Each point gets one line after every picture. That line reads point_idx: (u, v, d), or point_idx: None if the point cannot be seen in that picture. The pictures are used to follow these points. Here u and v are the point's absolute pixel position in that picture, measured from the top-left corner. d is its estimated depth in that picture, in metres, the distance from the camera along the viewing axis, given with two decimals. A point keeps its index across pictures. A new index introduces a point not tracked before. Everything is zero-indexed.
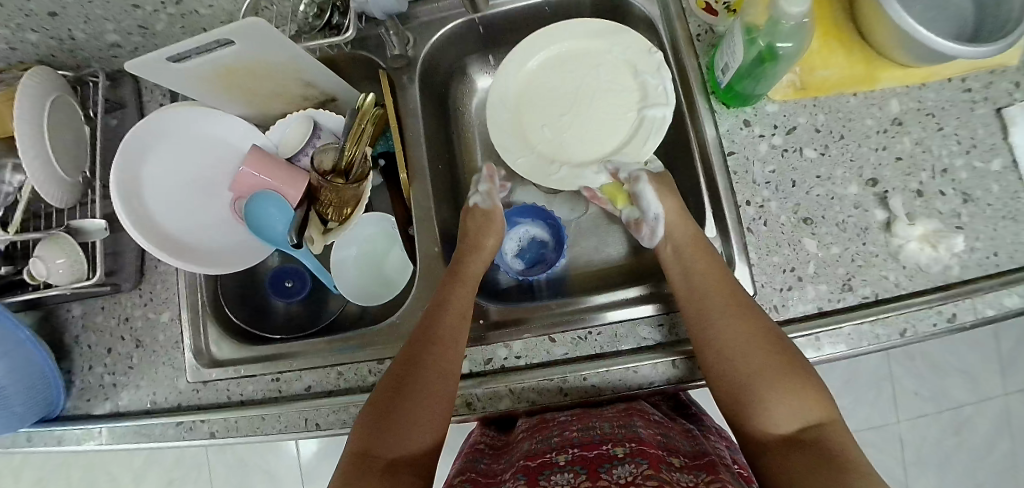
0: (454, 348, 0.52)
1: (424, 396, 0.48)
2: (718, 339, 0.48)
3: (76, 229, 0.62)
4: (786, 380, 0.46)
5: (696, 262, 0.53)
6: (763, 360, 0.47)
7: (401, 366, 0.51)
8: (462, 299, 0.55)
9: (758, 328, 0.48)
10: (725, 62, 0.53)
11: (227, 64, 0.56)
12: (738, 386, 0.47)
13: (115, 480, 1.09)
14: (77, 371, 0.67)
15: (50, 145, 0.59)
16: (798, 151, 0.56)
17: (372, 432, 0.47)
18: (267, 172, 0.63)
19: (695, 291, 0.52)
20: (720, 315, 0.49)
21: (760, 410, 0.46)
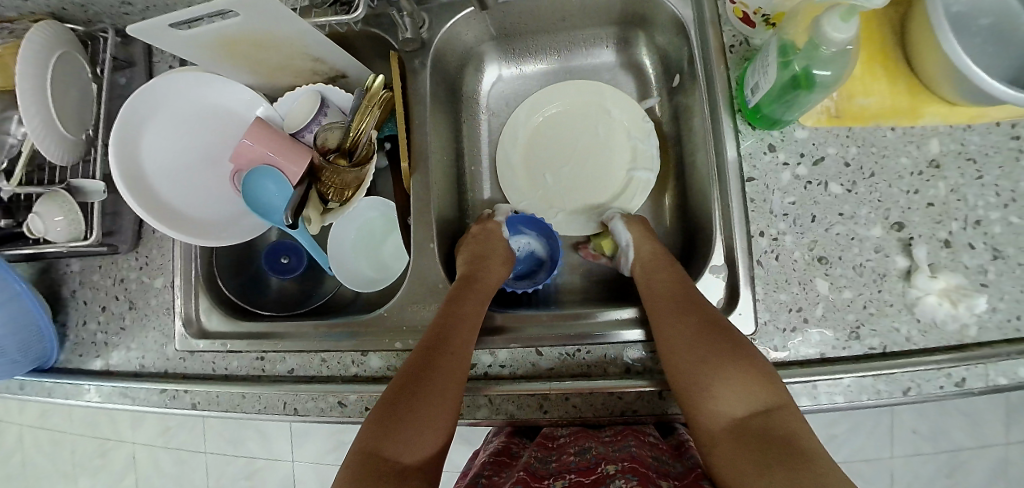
0: (465, 354, 0.51)
1: (434, 400, 0.47)
2: (667, 333, 0.49)
3: (75, 188, 0.62)
4: (733, 369, 0.45)
5: (661, 270, 0.54)
6: (710, 350, 0.46)
7: (411, 367, 0.49)
8: (474, 304, 0.54)
9: (705, 322, 0.48)
10: (755, 81, 0.48)
11: (232, 33, 0.53)
12: (685, 378, 0.46)
13: (113, 422, 1.13)
14: (71, 326, 0.67)
15: (52, 104, 0.58)
16: (822, 185, 0.52)
17: (379, 432, 0.45)
18: (265, 145, 0.61)
19: (654, 293, 0.53)
20: (671, 315, 0.49)
21: (707, 402, 0.45)
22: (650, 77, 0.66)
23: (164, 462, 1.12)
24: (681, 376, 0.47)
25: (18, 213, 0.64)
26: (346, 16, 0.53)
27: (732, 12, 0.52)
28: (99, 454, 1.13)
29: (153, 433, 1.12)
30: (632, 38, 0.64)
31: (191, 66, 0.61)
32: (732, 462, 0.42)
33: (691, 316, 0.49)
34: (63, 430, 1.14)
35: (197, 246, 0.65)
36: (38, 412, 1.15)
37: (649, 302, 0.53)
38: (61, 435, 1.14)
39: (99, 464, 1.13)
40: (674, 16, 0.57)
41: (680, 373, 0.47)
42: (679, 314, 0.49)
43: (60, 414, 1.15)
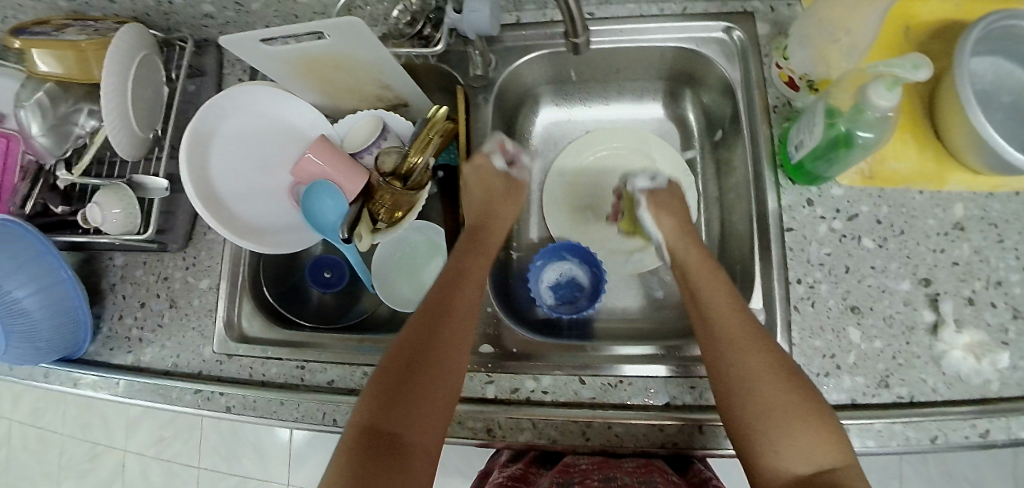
0: (464, 319, 0.52)
1: (436, 373, 0.48)
2: (734, 369, 0.46)
3: (136, 184, 0.64)
4: (802, 420, 0.43)
5: (716, 287, 0.52)
6: (778, 397, 0.44)
7: (414, 338, 0.50)
8: (478, 269, 0.56)
9: (776, 365, 0.46)
10: (799, 139, 0.52)
11: (314, 53, 0.57)
12: (748, 424, 0.44)
13: (107, 427, 1.10)
14: (106, 319, 0.68)
15: (129, 102, 0.60)
16: (856, 239, 0.56)
17: (378, 407, 0.45)
18: (327, 161, 0.63)
19: (715, 319, 0.49)
20: (736, 353, 0.47)
21: (771, 448, 0.43)
22: (692, 128, 0.70)
23: (154, 473, 1.08)
24: (745, 417, 0.44)
25: (76, 201, 0.67)
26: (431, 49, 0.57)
27: (779, 77, 0.57)
28: (87, 458, 1.10)
29: (146, 442, 1.08)
30: (679, 92, 0.69)
31: (262, 81, 0.64)
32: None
33: (758, 354, 0.46)
34: (54, 430, 1.11)
35: (247, 251, 0.66)
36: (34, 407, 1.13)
37: (707, 330, 0.50)
38: (53, 434, 1.11)
39: (87, 467, 1.10)
40: (723, 76, 0.62)
41: (743, 414, 0.44)
42: (749, 350, 0.47)
43: (55, 411, 1.12)
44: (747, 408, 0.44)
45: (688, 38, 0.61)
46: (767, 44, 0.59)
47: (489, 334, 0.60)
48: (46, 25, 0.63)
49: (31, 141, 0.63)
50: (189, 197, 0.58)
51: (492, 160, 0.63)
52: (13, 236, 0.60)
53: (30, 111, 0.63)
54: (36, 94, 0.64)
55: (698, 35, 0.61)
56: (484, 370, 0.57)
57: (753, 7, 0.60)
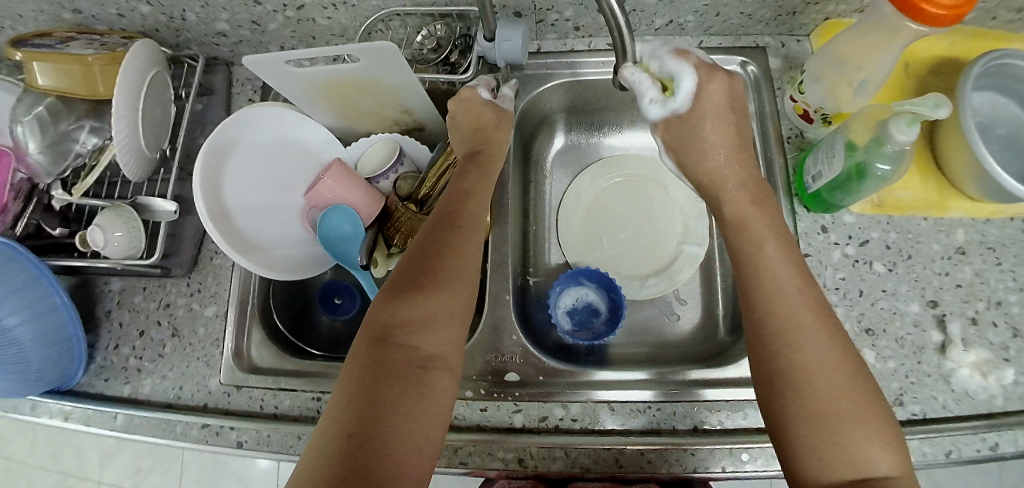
0: (471, 231, 0.51)
1: (447, 282, 0.47)
2: (781, 334, 0.41)
3: (141, 205, 0.61)
4: (847, 394, 0.39)
5: (768, 239, 0.46)
6: (827, 367, 0.40)
7: (425, 250, 0.49)
8: (481, 186, 0.55)
9: (831, 335, 0.41)
10: (819, 170, 0.55)
11: (342, 76, 0.56)
12: (805, 416, 0.39)
13: (78, 458, 1.02)
14: (101, 348, 0.64)
15: (137, 122, 0.57)
16: (868, 264, 0.58)
17: (392, 315, 0.45)
18: (343, 185, 0.62)
19: (766, 280, 0.44)
20: (809, 338, 0.41)
21: (807, 418, 0.39)
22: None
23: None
24: (785, 382, 0.40)
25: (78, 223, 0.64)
26: (457, 76, 0.59)
27: (793, 109, 0.60)
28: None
29: (122, 475, 1.01)
30: None
31: (276, 103, 0.62)
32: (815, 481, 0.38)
33: (809, 319, 0.42)
34: (20, 462, 1.03)
35: (258, 276, 0.64)
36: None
37: (755, 290, 0.44)
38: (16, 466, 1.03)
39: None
40: None
41: (786, 378, 0.40)
42: (803, 310, 0.42)
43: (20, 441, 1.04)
44: (793, 376, 0.40)
45: None
46: (779, 77, 0.63)
47: (516, 362, 0.57)
48: (48, 37, 0.60)
49: (26, 159, 0.60)
50: (205, 224, 0.56)
51: (478, 93, 0.59)
52: (7, 260, 0.57)
53: (27, 128, 0.60)
54: (35, 110, 0.61)
55: None
56: (511, 399, 0.55)
57: (765, 42, 0.64)
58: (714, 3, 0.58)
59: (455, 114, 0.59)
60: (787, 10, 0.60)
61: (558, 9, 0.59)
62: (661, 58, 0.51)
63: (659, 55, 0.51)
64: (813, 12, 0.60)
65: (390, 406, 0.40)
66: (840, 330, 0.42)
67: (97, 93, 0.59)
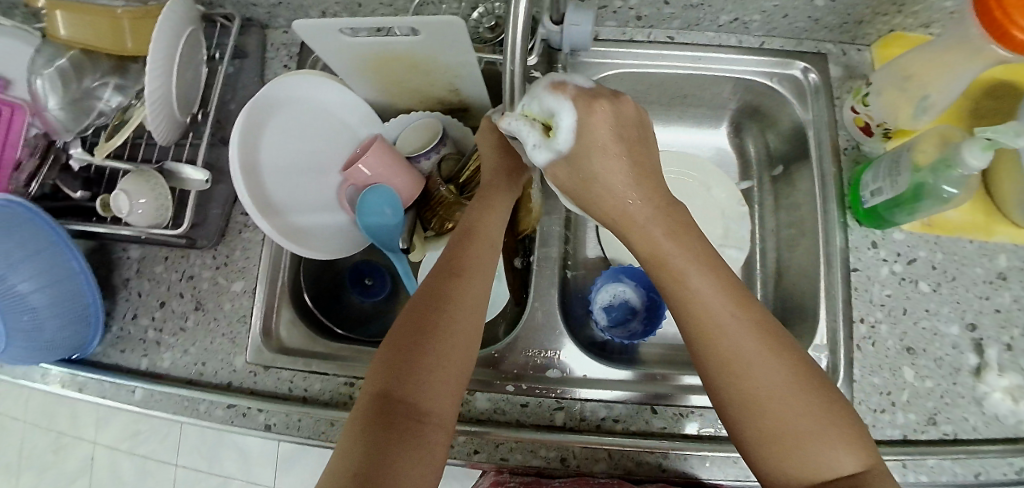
0: (487, 273, 0.44)
1: (450, 338, 0.40)
2: (721, 357, 0.36)
3: (171, 171, 0.57)
4: (816, 426, 0.34)
5: (691, 266, 0.38)
6: (790, 401, 0.35)
7: (423, 298, 0.42)
8: (492, 226, 0.47)
9: (773, 349, 0.36)
10: (879, 186, 0.54)
11: (396, 50, 0.53)
12: (766, 446, 0.35)
13: (76, 418, 1.01)
14: (118, 318, 0.62)
15: (171, 82, 0.52)
16: (913, 282, 0.58)
17: (391, 373, 0.39)
18: (381, 164, 0.58)
19: (695, 310, 0.37)
20: (754, 356, 0.36)
21: (785, 462, 0.35)
22: (751, 161, 0.71)
23: (126, 472, 1.00)
24: (737, 413, 0.36)
25: (100, 186, 0.61)
26: None
27: (854, 121, 0.59)
28: (50, 451, 1.02)
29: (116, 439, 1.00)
30: (744, 126, 0.70)
31: (310, 70, 0.57)
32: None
33: (752, 346, 0.36)
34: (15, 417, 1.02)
35: (290, 253, 0.61)
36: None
37: (686, 324, 0.38)
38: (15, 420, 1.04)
39: (51, 459, 1.02)
40: (795, 115, 0.63)
41: (736, 408, 0.36)
42: (749, 335, 0.36)
43: (18, 395, 1.04)
44: (740, 400, 0.36)
45: (762, 72, 0.62)
46: (840, 86, 0.61)
47: (559, 358, 0.57)
48: None
49: (45, 114, 0.56)
50: (242, 200, 0.52)
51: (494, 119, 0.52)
52: (22, 222, 0.54)
53: (47, 82, 0.56)
54: (56, 63, 0.56)
55: (776, 72, 0.62)
56: (552, 396, 0.54)
57: (826, 48, 0.62)
58: (785, 5, 0.56)
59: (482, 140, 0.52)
60: (853, 18, 0.58)
61: None
62: (538, 96, 0.41)
63: (536, 94, 0.41)
64: (879, 22, 0.59)
65: (392, 467, 0.35)
66: (786, 341, 0.37)
67: (122, 49, 0.54)
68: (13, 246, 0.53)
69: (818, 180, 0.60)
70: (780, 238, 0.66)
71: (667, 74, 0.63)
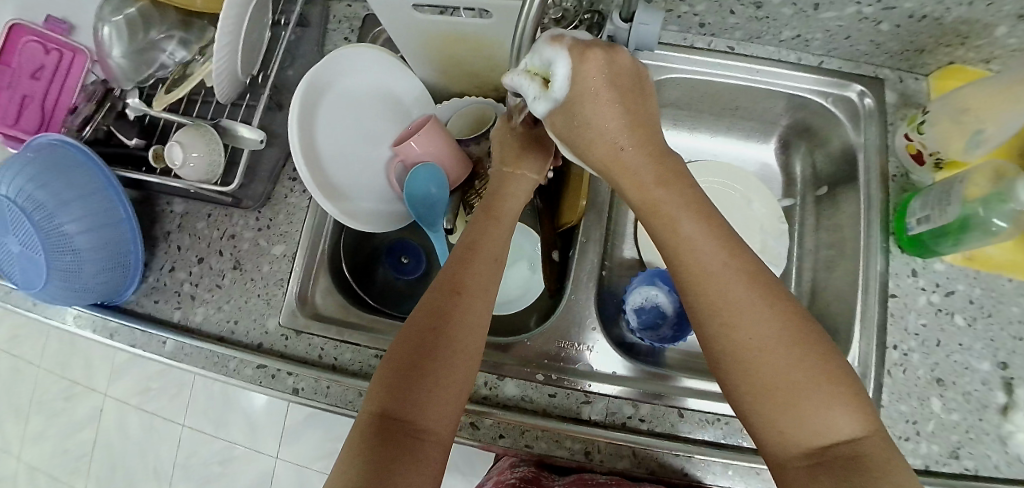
0: (487, 294, 0.43)
1: (450, 360, 0.40)
2: (710, 305, 0.36)
3: (225, 128, 0.57)
4: (817, 387, 0.34)
5: (683, 213, 0.38)
6: (789, 362, 0.34)
7: (424, 317, 0.41)
8: (495, 243, 0.46)
9: (764, 297, 0.36)
10: (926, 214, 0.55)
11: (465, 30, 0.53)
12: (755, 405, 0.35)
13: (91, 368, 1.07)
14: (155, 269, 0.62)
15: (239, 40, 0.53)
16: (949, 314, 0.58)
17: (391, 391, 0.39)
18: (434, 144, 0.58)
19: (685, 256, 0.37)
20: (745, 305, 0.35)
21: (783, 427, 0.34)
22: (796, 179, 0.71)
23: (133, 426, 1.05)
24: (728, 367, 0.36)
25: (155, 137, 0.61)
26: None
27: (906, 148, 0.59)
28: (61, 398, 1.08)
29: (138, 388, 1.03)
30: (794, 144, 0.71)
31: (370, 44, 0.57)
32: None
33: (748, 303, 0.35)
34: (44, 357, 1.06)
35: (332, 222, 0.61)
36: (21, 334, 1.11)
37: (679, 270, 0.38)
38: (33, 365, 1.10)
39: (60, 406, 1.08)
40: (846, 136, 0.63)
41: (725, 360, 0.36)
42: (745, 291, 0.36)
43: (41, 341, 1.11)
44: (730, 351, 0.36)
45: (817, 90, 0.62)
46: (894, 112, 0.61)
47: (590, 354, 0.57)
48: None
49: (108, 61, 0.57)
50: (302, 172, 0.52)
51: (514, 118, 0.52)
52: (76, 164, 0.55)
53: (114, 30, 0.57)
54: (125, 12, 0.57)
55: (831, 93, 0.62)
56: (581, 389, 0.54)
57: (883, 74, 0.62)
58: (850, 26, 0.56)
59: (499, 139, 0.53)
60: (916, 46, 0.58)
61: (690, 2, 0.57)
62: (537, 49, 0.40)
63: (535, 47, 0.40)
64: (940, 53, 0.58)
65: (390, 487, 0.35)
66: (786, 298, 0.37)
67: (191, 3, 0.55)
68: (66, 185, 0.55)
69: (864, 203, 0.60)
70: (820, 258, 0.66)
71: (721, 84, 0.64)
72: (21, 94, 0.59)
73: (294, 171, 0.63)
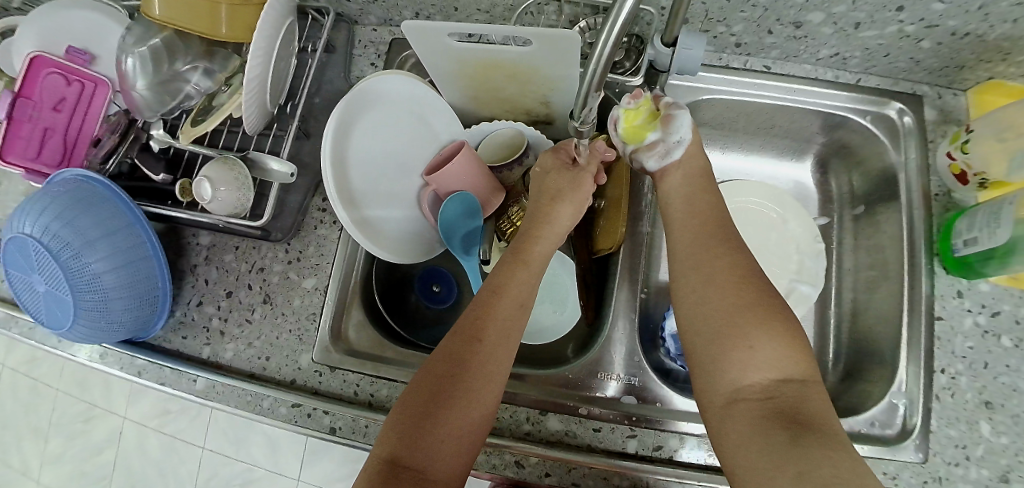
0: (508, 348, 0.44)
1: (462, 411, 0.40)
2: (705, 242, 0.46)
3: (253, 160, 0.55)
4: (771, 334, 0.40)
5: (708, 187, 0.51)
6: (752, 311, 0.41)
7: (439, 368, 0.42)
8: (519, 286, 0.46)
9: (737, 252, 0.45)
10: (971, 236, 0.53)
11: (502, 57, 0.52)
12: (714, 323, 0.42)
13: (110, 389, 1.06)
14: (182, 304, 0.61)
15: (267, 71, 0.51)
16: (996, 336, 0.56)
17: (403, 438, 0.39)
18: (467, 174, 0.57)
19: (698, 207, 0.49)
20: (723, 253, 0.45)
21: (736, 365, 0.40)
22: (833, 197, 0.71)
23: (153, 448, 1.03)
24: (703, 293, 0.43)
25: (180, 171, 0.60)
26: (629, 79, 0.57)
27: (949, 168, 0.58)
28: (80, 421, 1.06)
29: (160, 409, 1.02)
30: (830, 164, 0.71)
31: (400, 69, 0.55)
32: (749, 435, 0.38)
33: (723, 265, 0.44)
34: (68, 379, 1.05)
35: (364, 253, 0.60)
36: (38, 356, 1.09)
37: (688, 216, 0.49)
38: (52, 387, 1.08)
39: (78, 429, 1.06)
40: (886, 154, 0.62)
41: (703, 287, 0.44)
42: (722, 256, 0.45)
43: (57, 363, 1.09)
44: (712, 278, 0.44)
45: (855, 108, 0.62)
46: (933, 130, 0.61)
47: (634, 384, 0.56)
48: None
49: (132, 92, 0.55)
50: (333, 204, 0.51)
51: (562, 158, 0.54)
52: (101, 200, 0.54)
53: (138, 61, 0.55)
54: (148, 42, 0.55)
55: (868, 112, 0.62)
56: (626, 422, 0.52)
57: (922, 91, 0.62)
58: (889, 44, 0.55)
59: (542, 182, 0.53)
60: (956, 63, 0.57)
61: (728, 23, 0.56)
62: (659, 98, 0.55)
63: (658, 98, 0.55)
64: (980, 69, 0.57)
65: None
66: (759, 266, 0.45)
67: (213, 31, 0.52)
68: (90, 223, 0.53)
69: (905, 223, 0.59)
70: (860, 275, 0.66)
71: (757, 103, 0.63)
72: (42, 127, 0.57)
73: (322, 202, 0.62)
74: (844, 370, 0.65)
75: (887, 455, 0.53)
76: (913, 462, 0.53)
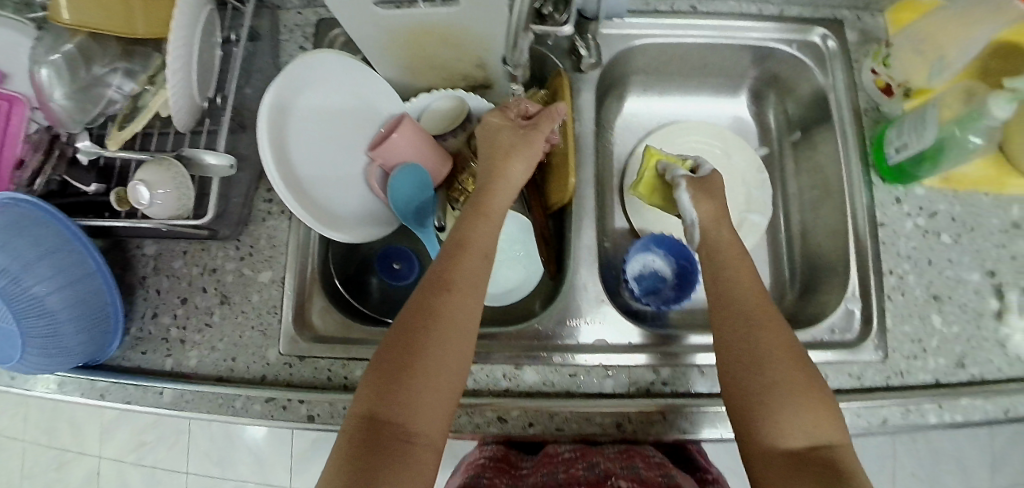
0: (469, 293, 0.44)
1: (438, 356, 0.40)
2: (730, 312, 0.45)
3: (189, 158, 0.52)
4: (800, 405, 0.40)
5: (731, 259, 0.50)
6: (781, 387, 0.41)
7: (411, 322, 0.42)
8: (485, 237, 0.47)
9: (766, 320, 0.44)
10: (901, 142, 0.56)
11: (433, 24, 0.52)
12: (743, 390, 0.42)
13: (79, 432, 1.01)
14: (136, 318, 0.59)
15: (191, 63, 0.50)
16: (936, 235, 0.59)
17: (381, 394, 0.39)
18: (411, 145, 0.56)
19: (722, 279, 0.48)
20: (752, 324, 0.44)
21: (766, 436, 0.40)
22: (771, 128, 0.74)
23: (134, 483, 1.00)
24: (732, 364, 0.43)
25: (113, 179, 0.59)
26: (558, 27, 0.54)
27: (875, 83, 0.61)
28: (52, 468, 1.02)
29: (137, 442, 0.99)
30: (765, 97, 0.73)
31: (333, 47, 0.54)
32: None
33: (751, 336, 0.43)
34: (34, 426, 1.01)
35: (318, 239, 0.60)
36: None
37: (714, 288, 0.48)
38: (15, 438, 1.03)
39: (52, 477, 1.02)
40: (815, 78, 0.65)
41: (733, 359, 0.43)
42: (749, 330, 0.44)
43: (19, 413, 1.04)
44: (739, 349, 0.43)
45: (782, 38, 0.64)
46: (856, 50, 0.63)
47: (602, 328, 0.57)
48: None
49: (50, 104, 0.53)
50: (279, 190, 0.50)
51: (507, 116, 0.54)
52: (33, 221, 0.51)
53: (52, 70, 0.53)
54: (62, 48, 0.53)
55: (793, 40, 0.64)
56: (601, 364, 0.53)
57: (841, 14, 0.64)
58: None
59: (491, 138, 0.54)
60: None
61: None
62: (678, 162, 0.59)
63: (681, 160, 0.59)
64: None
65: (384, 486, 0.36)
66: (789, 336, 0.44)
67: (132, 31, 0.50)
68: (26, 244, 0.50)
69: (840, 139, 0.62)
70: (805, 198, 0.68)
71: (689, 43, 0.65)
72: None
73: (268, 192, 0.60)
74: (801, 288, 0.67)
75: (850, 357, 0.55)
76: (874, 360, 0.55)
